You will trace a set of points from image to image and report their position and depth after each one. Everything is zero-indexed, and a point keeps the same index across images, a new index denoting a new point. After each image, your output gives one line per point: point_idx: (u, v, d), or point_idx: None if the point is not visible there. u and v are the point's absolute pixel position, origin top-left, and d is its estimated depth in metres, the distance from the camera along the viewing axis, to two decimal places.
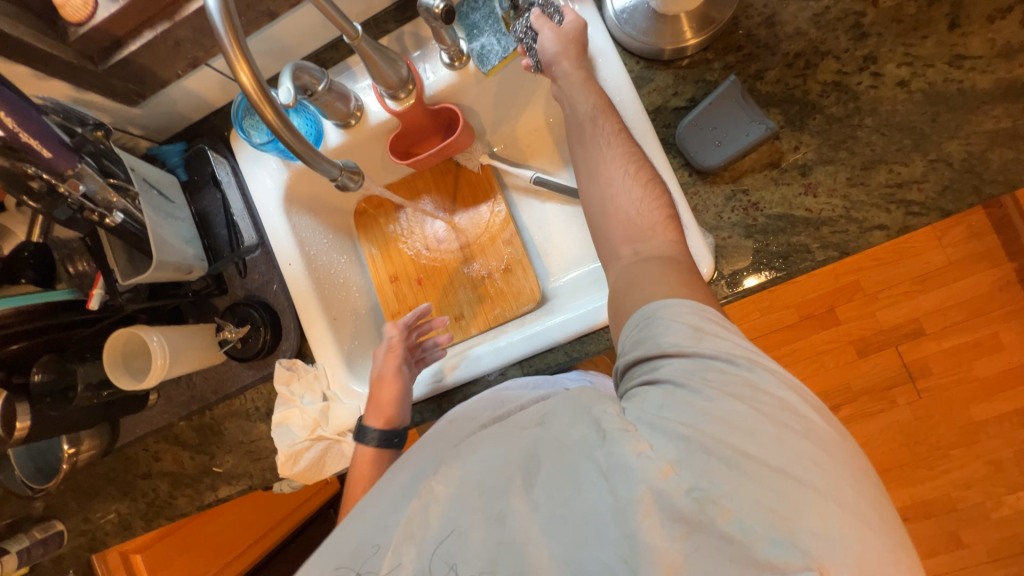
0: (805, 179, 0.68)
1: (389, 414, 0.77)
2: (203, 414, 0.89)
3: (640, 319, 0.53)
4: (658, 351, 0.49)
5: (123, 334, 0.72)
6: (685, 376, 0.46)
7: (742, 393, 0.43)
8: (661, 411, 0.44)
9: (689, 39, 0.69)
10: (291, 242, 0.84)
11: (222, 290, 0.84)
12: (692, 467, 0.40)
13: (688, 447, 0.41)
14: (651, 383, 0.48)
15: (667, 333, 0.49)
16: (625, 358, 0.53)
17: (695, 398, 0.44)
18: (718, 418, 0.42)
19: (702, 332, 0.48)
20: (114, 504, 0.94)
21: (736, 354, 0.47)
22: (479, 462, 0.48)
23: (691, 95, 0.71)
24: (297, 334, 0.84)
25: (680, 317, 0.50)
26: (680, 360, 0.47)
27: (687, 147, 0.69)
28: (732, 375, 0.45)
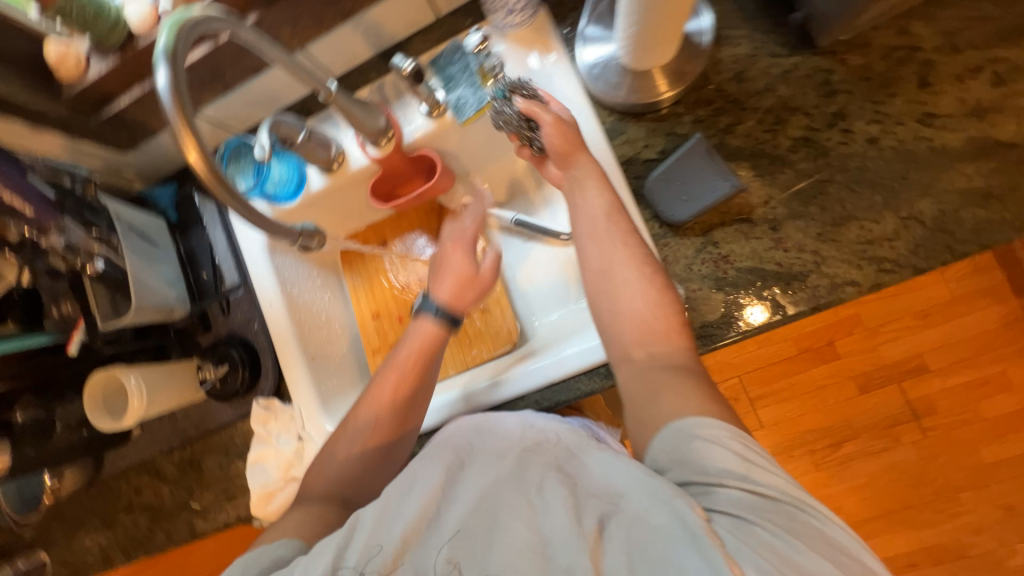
0: (775, 234, 0.68)
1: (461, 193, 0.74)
2: (184, 449, 0.91)
3: (673, 438, 0.51)
4: (711, 473, 0.47)
5: (101, 376, 0.74)
6: (740, 508, 0.45)
7: (798, 528, 0.44)
8: (738, 543, 0.43)
9: (663, 90, 0.70)
10: (272, 283, 0.86)
11: (206, 327, 0.87)
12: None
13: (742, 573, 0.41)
14: (706, 506, 0.46)
15: (711, 455, 0.48)
16: (659, 459, 0.51)
17: (754, 527, 0.43)
18: (776, 552, 0.42)
19: (748, 458, 0.48)
20: (96, 535, 0.95)
21: (790, 487, 0.46)
22: (544, 522, 0.49)
23: (661, 148, 0.72)
24: (275, 373, 0.85)
25: (719, 440, 0.49)
26: (732, 485, 0.46)
27: (656, 200, 0.69)
28: (789, 507, 0.45)
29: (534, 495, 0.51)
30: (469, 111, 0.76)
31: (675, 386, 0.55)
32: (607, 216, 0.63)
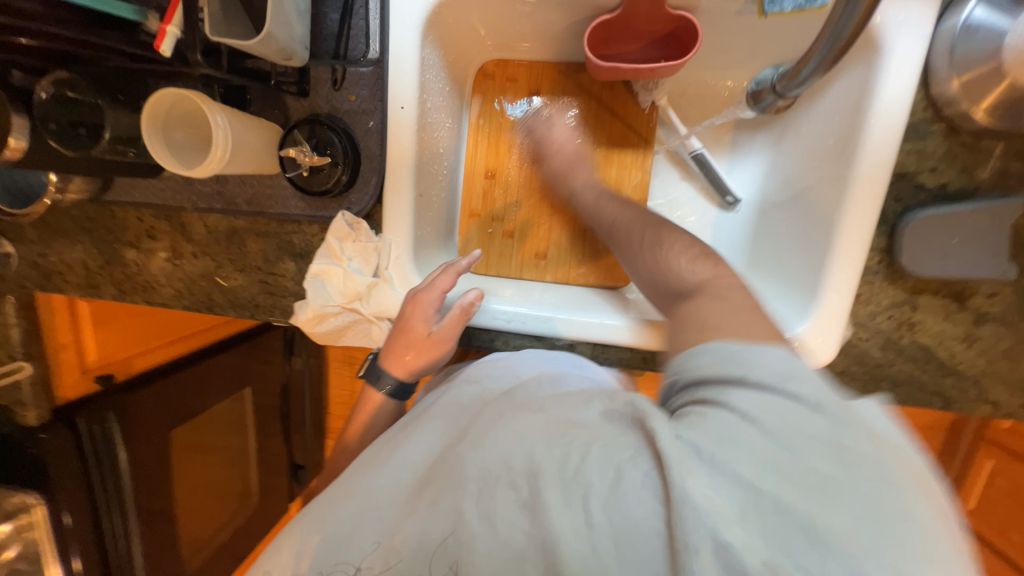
0: (973, 327, 0.63)
1: (419, 370, 0.70)
2: (223, 218, 0.76)
3: (727, 353, 0.41)
4: (738, 373, 0.39)
5: (174, 96, 0.55)
6: (758, 405, 0.36)
7: (883, 460, 0.33)
8: (724, 441, 0.35)
9: (980, 112, 0.56)
10: (414, 80, 0.65)
11: (301, 92, 0.66)
12: (772, 510, 0.32)
13: (760, 486, 0.33)
14: (727, 397, 0.38)
15: (741, 367, 0.39)
16: (692, 369, 0.42)
17: (797, 441, 0.34)
18: (837, 474, 0.33)
19: (789, 372, 0.38)
20: (82, 254, 0.81)
21: (828, 400, 0.36)
22: (499, 444, 0.45)
23: (945, 181, 0.61)
24: (375, 193, 0.69)
25: (764, 354, 0.40)
26: (755, 394, 0.37)
27: (907, 237, 0.59)
28: (823, 427, 0.35)
29: (506, 418, 0.49)
30: (784, 5, 0.59)
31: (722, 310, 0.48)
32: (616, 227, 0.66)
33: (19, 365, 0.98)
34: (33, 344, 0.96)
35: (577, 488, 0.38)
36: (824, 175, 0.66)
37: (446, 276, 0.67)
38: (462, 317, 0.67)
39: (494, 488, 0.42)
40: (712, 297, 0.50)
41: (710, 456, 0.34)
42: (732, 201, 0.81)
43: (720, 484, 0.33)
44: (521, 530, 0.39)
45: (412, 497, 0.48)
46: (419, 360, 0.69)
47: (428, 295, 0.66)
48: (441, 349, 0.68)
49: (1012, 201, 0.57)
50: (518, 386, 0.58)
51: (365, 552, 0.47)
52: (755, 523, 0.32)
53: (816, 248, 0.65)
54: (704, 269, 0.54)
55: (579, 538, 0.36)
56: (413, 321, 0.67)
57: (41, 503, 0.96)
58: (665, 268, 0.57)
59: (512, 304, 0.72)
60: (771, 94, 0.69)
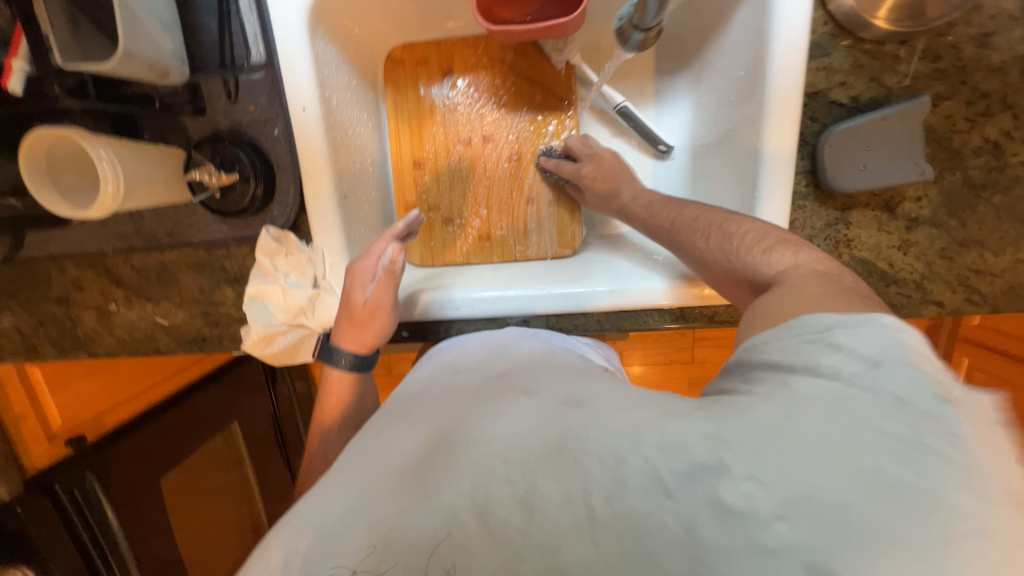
0: (907, 233, 0.64)
1: (374, 341, 0.67)
2: (149, 255, 0.73)
3: (815, 333, 0.40)
4: (816, 357, 0.38)
5: (51, 137, 0.53)
6: (826, 395, 0.36)
7: (949, 448, 0.33)
8: (781, 429, 0.35)
9: (881, 19, 0.56)
10: (309, 78, 0.62)
11: (197, 110, 0.63)
12: (821, 507, 0.32)
13: (810, 476, 0.33)
14: (798, 384, 0.38)
15: (823, 352, 0.38)
16: (767, 350, 0.42)
17: (864, 434, 0.34)
18: (904, 474, 0.32)
19: (884, 354, 0.37)
20: (11, 318, 0.77)
21: (921, 393, 0.35)
22: (496, 432, 0.44)
23: (857, 94, 0.60)
24: (295, 202, 0.67)
25: (859, 340, 0.38)
26: (821, 385, 0.37)
27: (827, 156, 0.60)
28: (893, 419, 0.34)
29: (500, 406, 0.48)
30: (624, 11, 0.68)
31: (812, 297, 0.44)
32: (676, 227, 0.62)
33: None
34: None
35: (576, 481, 0.38)
36: (743, 106, 0.66)
37: (382, 240, 0.66)
38: (392, 280, 0.64)
39: (489, 482, 0.40)
40: (795, 288, 0.46)
41: (757, 449, 0.35)
42: (665, 149, 0.80)
43: (761, 477, 0.34)
44: (516, 528, 0.37)
45: (413, 486, 0.42)
46: (372, 335, 0.66)
47: (365, 262, 0.65)
48: (386, 316, 0.66)
49: (921, 99, 0.57)
50: (505, 372, 0.56)
51: (359, 553, 0.39)
52: (799, 520, 0.32)
53: (745, 180, 0.65)
54: (784, 256, 0.51)
55: (582, 537, 0.36)
56: (350, 290, 0.65)
57: None
58: (738, 261, 0.53)
59: (457, 288, 0.71)
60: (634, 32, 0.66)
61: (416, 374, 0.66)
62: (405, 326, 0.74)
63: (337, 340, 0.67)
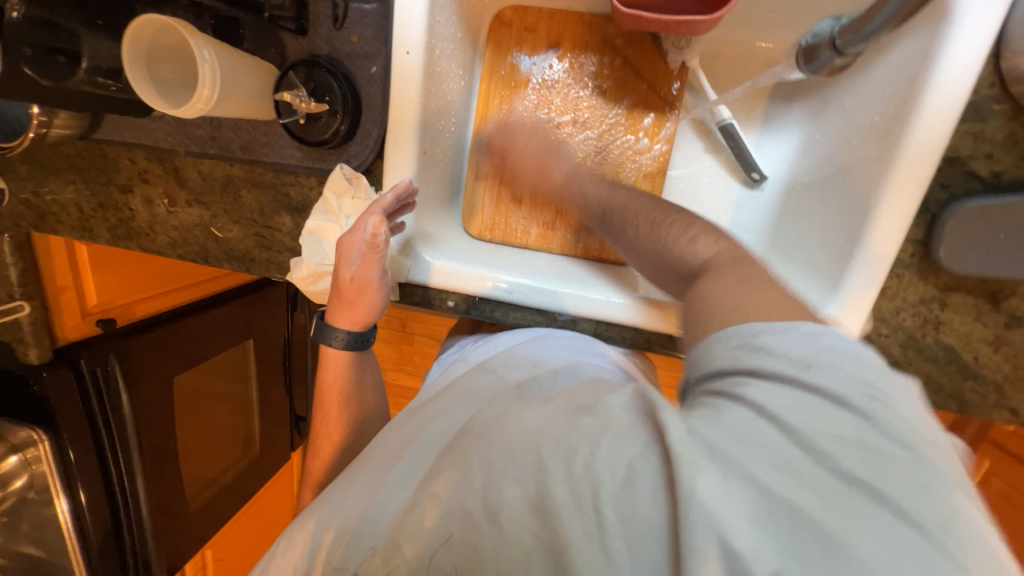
0: (1003, 330, 0.59)
1: (367, 318, 0.64)
2: (217, 165, 0.72)
3: (744, 336, 0.37)
4: (755, 363, 0.35)
5: (157, 24, 0.51)
6: (775, 403, 0.32)
7: (909, 447, 0.30)
8: (738, 438, 0.32)
9: None
10: (422, 21, 0.59)
11: (300, 29, 0.61)
12: (784, 513, 0.29)
13: (773, 489, 0.30)
14: (743, 390, 0.34)
15: (762, 359, 0.35)
16: (704, 359, 0.39)
17: (819, 442, 0.30)
18: (873, 489, 0.29)
19: (813, 353, 0.34)
20: (74, 196, 0.78)
21: (857, 389, 0.32)
22: (509, 431, 0.40)
23: (1000, 170, 0.55)
24: (376, 147, 0.65)
25: (791, 343, 0.35)
26: (771, 390, 0.33)
27: (949, 232, 0.55)
28: (850, 423, 0.31)
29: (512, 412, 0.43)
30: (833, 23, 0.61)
31: (726, 287, 0.43)
32: (616, 219, 0.62)
33: (17, 305, 0.90)
34: (30, 285, 0.90)
35: (586, 483, 0.34)
36: (865, 155, 0.60)
37: (366, 212, 0.59)
38: (375, 257, 0.59)
39: (499, 482, 0.37)
40: (718, 275, 0.45)
41: (721, 454, 0.31)
42: (758, 178, 0.75)
43: (733, 487, 0.30)
44: (526, 531, 0.35)
45: (424, 490, 0.41)
46: (363, 311, 0.63)
47: (350, 238, 0.60)
48: (374, 294, 0.62)
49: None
50: (532, 379, 0.52)
51: (364, 555, 0.40)
52: (769, 528, 0.29)
53: (846, 234, 0.60)
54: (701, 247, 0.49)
55: (591, 544, 0.32)
56: (337, 265, 0.61)
57: (45, 440, 0.98)
58: (667, 252, 0.53)
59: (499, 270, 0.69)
60: (826, 53, 0.62)
61: (450, 369, 0.66)
62: (454, 295, 0.70)
63: (329, 325, 0.65)
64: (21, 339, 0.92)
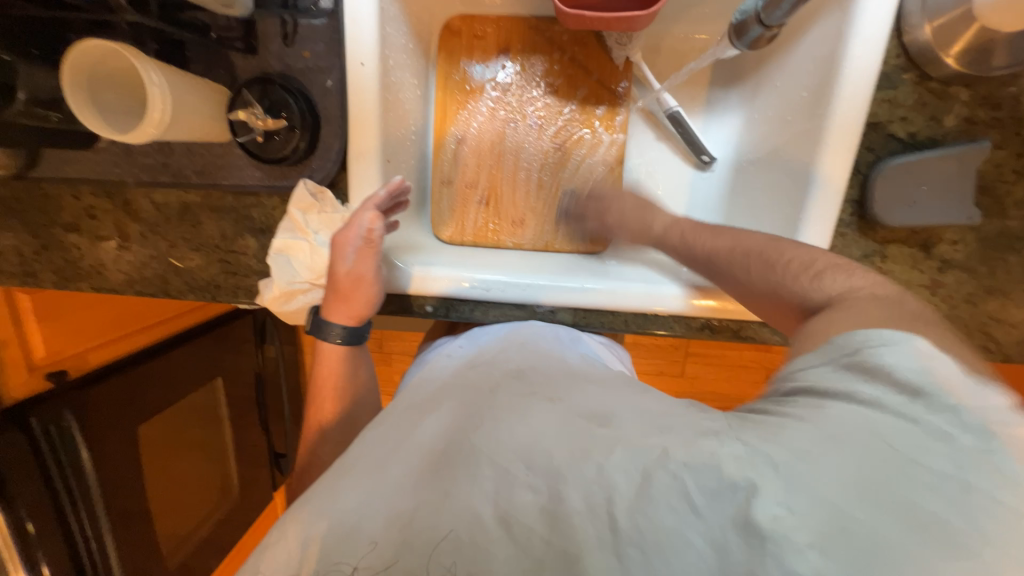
0: (938, 274, 0.66)
1: (364, 313, 0.64)
2: (172, 193, 0.69)
3: (853, 361, 0.37)
4: (858, 390, 0.36)
5: (99, 50, 0.50)
6: (863, 429, 0.34)
7: (990, 482, 0.31)
8: (818, 458, 0.33)
9: (952, 59, 0.56)
10: (373, 33, 0.60)
11: (249, 48, 0.60)
12: (858, 538, 0.30)
13: (847, 510, 0.31)
14: (835, 411, 0.35)
15: (864, 387, 0.36)
16: (801, 378, 0.39)
17: (902, 465, 0.32)
18: (947, 516, 0.30)
19: (926, 382, 0.34)
20: (11, 240, 0.73)
21: (963, 427, 0.33)
22: (518, 437, 0.42)
23: (915, 130, 0.61)
24: (338, 159, 0.65)
25: (904, 372, 0.35)
26: (859, 414, 0.34)
27: (879, 188, 0.60)
28: (935, 453, 0.32)
29: (518, 413, 0.45)
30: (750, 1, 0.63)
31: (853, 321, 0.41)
32: (714, 257, 0.57)
33: None
34: None
35: (600, 490, 0.37)
36: (800, 129, 0.66)
37: (363, 208, 0.59)
38: (373, 250, 0.58)
39: (511, 488, 0.38)
40: (843, 310, 0.43)
41: (788, 470, 0.33)
42: (708, 160, 0.80)
43: (799, 504, 0.32)
44: (537, 534, 0.36)
45: (427, 488, 0.41)
46: (359, 305, 0.63)
47: (346, 234, 0.59)
48: (371, 287, 0.61)
49: (979, 144, 0.57)
50: (519, 375, 0.54)
51: (362, 551, 0.37)
52: (837, 549, 0.30)
53: (793, 202, 0.65)
54: (837, 281, 0.47)
55: (606, 551, 0.34)
56: (333, 260, 0.61)
57: None
58: (787, 291, 0.50)
59: (477, 268, 0.70)
60: (755, 27, 0.63)
61: (434, 366, 0.65)
62: (431, 299, 0.70)
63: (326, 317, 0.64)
64: None
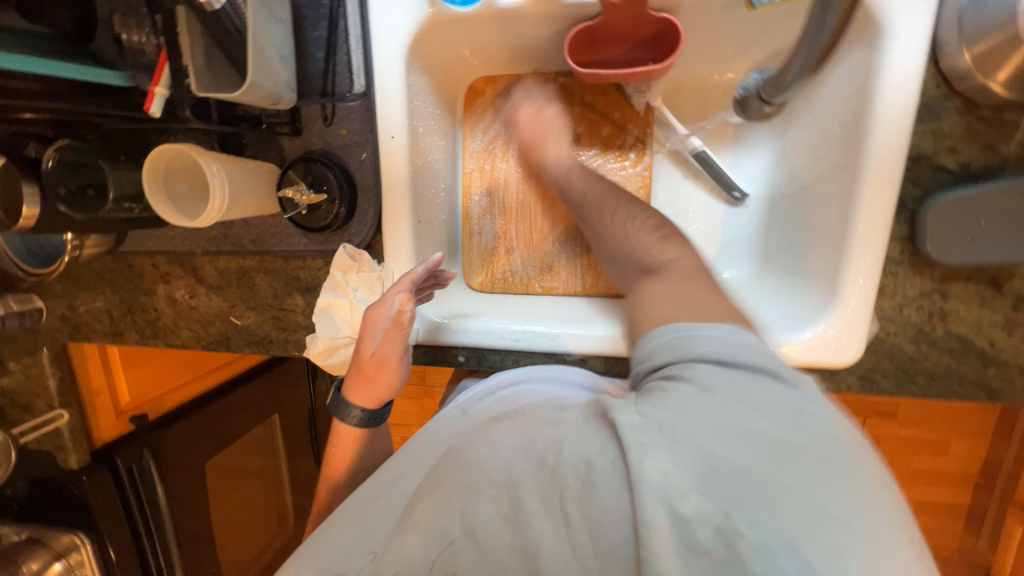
0: (1013, 312, 0.59)
1: (384, 394, 0.65)
2: (233, 259, 0.77)
3: (676, 335, 0.45)
4: (696, 355, 0.42)
5: (174, 150, 0.58)
6: (709, 381, 0.39)
7: (812, 413, 0.37)
8: (683, 412, 0.37)
9: (1001, 86, 0.52)
10: (402, 109, 0.65)
11: (295, 131, 0.67)
12: (728, 474, 0.33)
13: (716, 452, 0.34)
14: (683, 376, 0.40)
15: (700, 353, 0.42)
16: (650, 358, 0.46)
17: (750, 406, 0.36)
18: (792, 439, 0.34)
19: (738, 341, 0.42)
20: (104, 304, 0.84)
21: (771, 366, 0.40)
22: (481, 449, 0.44)
23: (968, 160, 0.57)
24: (373, 223, 0.70)
25: (718, 334, 0.43)
26: (705, 371, 0.40)
27: (931, 226, 0.56)
28: (769, 393, 0.38)
29: (490, 430, 0.48)
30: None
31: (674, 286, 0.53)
32: (592, 207, 0.70)
33: (56, 414, 0.96)
34: (66, 394, 0.96)
35: (554, 487, 0.38)
36: (835, 166, 0.63)
37: (397, 288, 0.61)
38: (399, 333, 0.60)
39: (475, 502, 0.40)
40: (675, 276, 0.56)
41: (670, 430, 0.36)
42: (739, 196, 0.78)
43: (680, 456, 0.34)
44: (502, 540, 0.38)
45: (407, 517, 0.44)
46: (379, 390, 0.65)
47: (377, 310, 0.62)
48: (397, 375, 0.64)
49: None
50: (514, 409, 0.54)
51: (362, 562, 0.44)
52: (710, 489, 0.32)
53: (836, 244, 0.61)
54: (670, 247, 0.61)
55: (558, 537, 0.36)
56: (361, 338, 0.63)
57: (87, 543, 1.00)
58: (636, 245, 0.64)
59: (505, 317, 0.72)
60: (755, 101, 0.71)
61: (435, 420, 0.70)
62: (463, 349, 0.72)
63: (346, 397, 0.66)
64: (62, 447, 0.96)
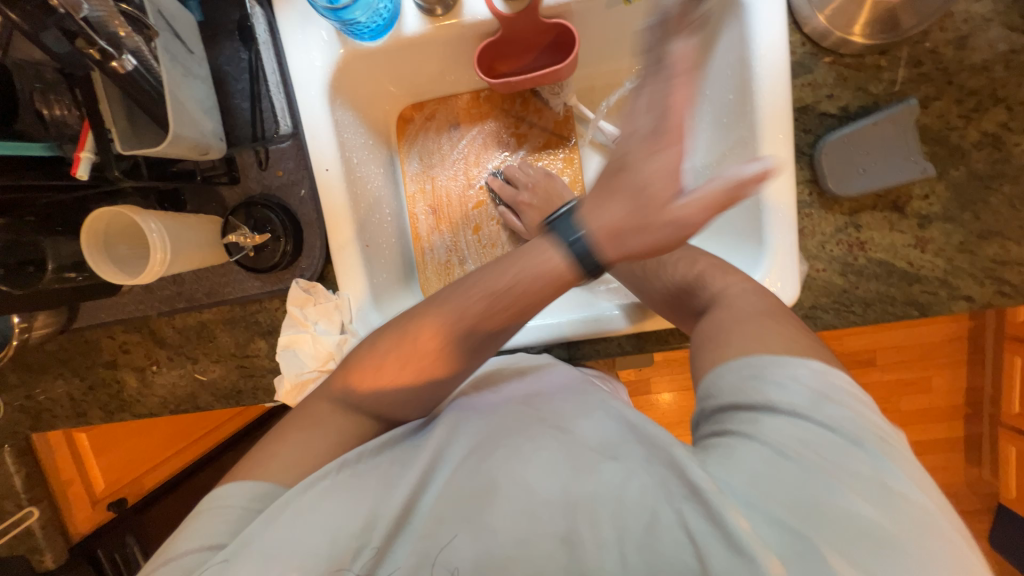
0: (920, 231, 0.64)
1: (553, 274, 0.51)
2: (190, 315, 0.78)
3: (749, 370, 0.45)
4: (784, 404, 0.42)
5: (112, 214, 0.59)
6: (789, 440, 0.40)
7: (892, 478, 0.38)
8: (760, 480, 0.39)
9: (857, 34, 0.59)
10: (331, 142, 0.68)
11: (233, 179, 0.70)
12: (800, 539, 0.36)
13: (793, 521, 0.37)
14: (763, 429, 0.42)
15: (787, 402, 0.42)
16: (717, 393, 0.46)
17: (822, 464, 0.39)
18: (865, 506, 0.37)
19: (824, 394, 0.42)
20: (63, 385, 0.82)
21: (864, 430, 0.40)
22: (522, 484, 0.46)
23: (846, 104, 0.63)
24: (322, 254, 0.72)
25: (808, 384, 0.43)
26: (784, 423, 0.41)
27: (827, 164, 0.62)
28: (854, 458, 0.39)
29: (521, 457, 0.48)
30: None
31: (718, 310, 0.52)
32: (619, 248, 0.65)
33: (26, 511, 0.89)
34: (36, 488, 0.89)
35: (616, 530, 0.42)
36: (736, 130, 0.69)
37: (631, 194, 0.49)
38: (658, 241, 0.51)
39: (533, 550, 0.43)
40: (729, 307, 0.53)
41: (748, 500, 0.39)
42: None
43: (762, 525, 0.38)
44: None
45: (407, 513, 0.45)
46: (432, 366, 0.53)
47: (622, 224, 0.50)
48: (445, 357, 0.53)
49: (908, 104, 0.59)
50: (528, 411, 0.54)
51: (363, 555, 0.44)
52: (789, 556, 0.36)
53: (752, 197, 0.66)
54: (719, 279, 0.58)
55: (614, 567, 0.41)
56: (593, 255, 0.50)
57: None
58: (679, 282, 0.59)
59: None
60: None
61: None
62: None
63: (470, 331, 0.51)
64: (35, 548, 0.91)
